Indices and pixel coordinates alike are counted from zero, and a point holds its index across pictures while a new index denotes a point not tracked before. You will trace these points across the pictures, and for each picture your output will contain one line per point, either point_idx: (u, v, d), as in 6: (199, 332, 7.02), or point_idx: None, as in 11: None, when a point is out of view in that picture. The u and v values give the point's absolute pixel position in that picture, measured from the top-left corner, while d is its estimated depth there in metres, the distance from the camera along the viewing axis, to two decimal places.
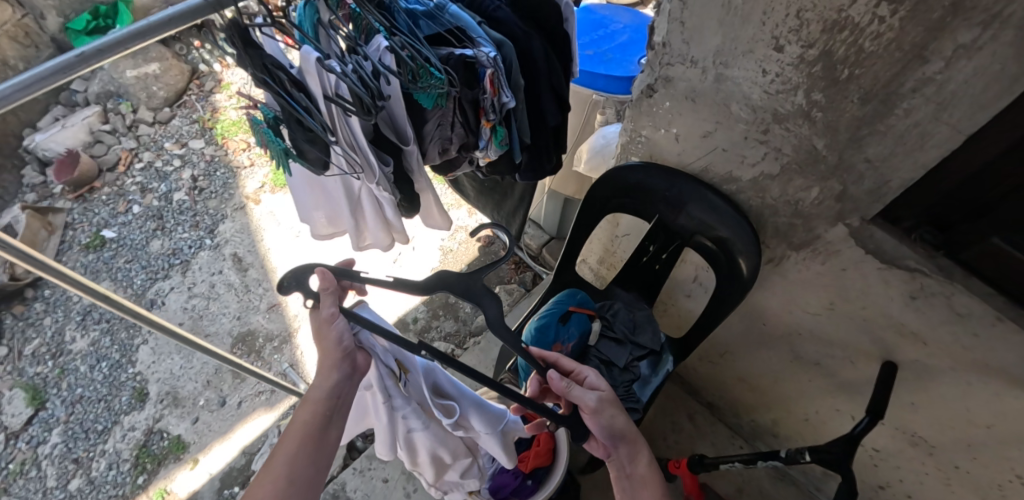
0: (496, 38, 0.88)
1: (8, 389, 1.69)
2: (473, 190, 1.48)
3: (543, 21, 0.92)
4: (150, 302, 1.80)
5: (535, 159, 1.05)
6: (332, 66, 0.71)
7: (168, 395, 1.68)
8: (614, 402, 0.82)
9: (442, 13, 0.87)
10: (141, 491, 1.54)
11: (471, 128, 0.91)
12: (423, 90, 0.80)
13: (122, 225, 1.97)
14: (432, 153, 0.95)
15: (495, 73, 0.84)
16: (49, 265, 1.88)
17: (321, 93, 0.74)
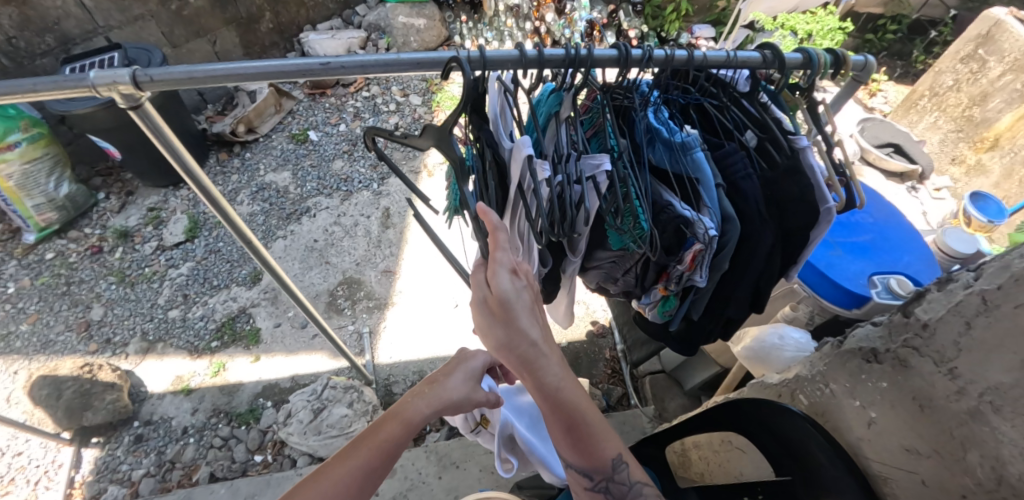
0: (726, 210, 0.74)
1: (179, 213, 2.09)
2: None
3: (786, 214, 0.78)
4: (305, 209, 2.01)
5: (690, 337, 0.93)
6: (540, 169, 0.66)
7: (270, 294, 1.89)
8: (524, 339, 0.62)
9: (683, 154, 0.76)
10: (209, 353, 1.77)
11: (643, 284, 0.85)
12: (615, 228, 0.74)
13: (326, 134, 2.22)
14: (592, 277, 0.92)
15: (702, 250, 0.73)
16: (261, 136, 2.20)
17: (515, 182, 0.71)
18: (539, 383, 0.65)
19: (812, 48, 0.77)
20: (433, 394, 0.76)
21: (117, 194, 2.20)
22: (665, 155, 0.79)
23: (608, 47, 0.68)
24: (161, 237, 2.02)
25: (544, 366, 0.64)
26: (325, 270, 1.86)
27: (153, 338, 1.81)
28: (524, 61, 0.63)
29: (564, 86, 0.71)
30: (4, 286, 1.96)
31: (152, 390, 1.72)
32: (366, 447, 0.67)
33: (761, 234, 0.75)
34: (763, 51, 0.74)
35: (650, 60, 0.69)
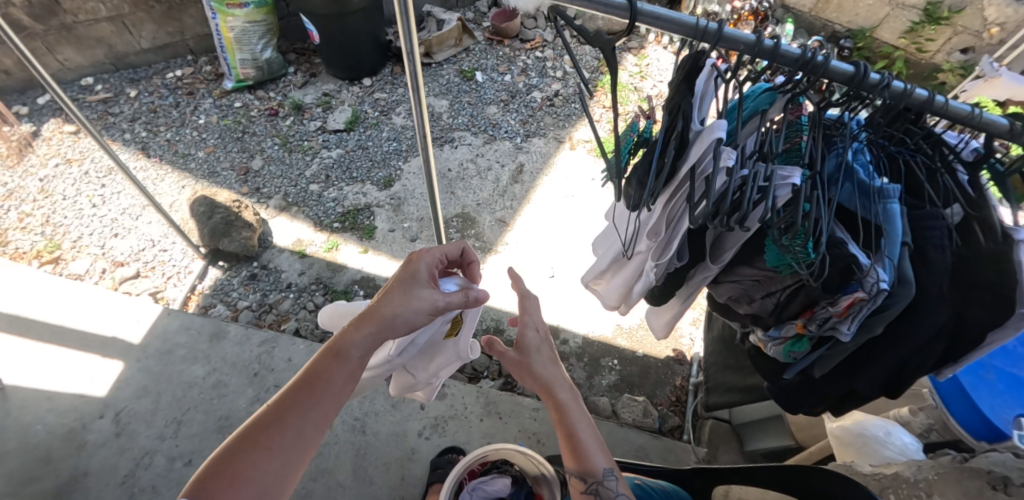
0: (905, 274, 0.69)
1: (346, 106, 2.31)
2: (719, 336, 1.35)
3: (971, 300, 0.71)
4: (447, 137, 2.16)
5: (802, 390, 0.90)
6: (723, 158, 0.68)
7: (392, 201, 2.05)
8: (555, 386, 0.88)
9: (877, 200, 0.72)
10: (330, 231, 1.97)
11: (781, 313, 0.84)
12: (779, 244, 0.72)
13: (491, 79, 2.37)
14: (725, 289, 0.93)
15: (863, 301, 0.70)
16: (434, 62, 2.37)
17: (692, 163, 0.73)
18: (570, 419, 0.88)
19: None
20: (380, 324, 0.77)
21: (303, 72, 2.48)
22: (854, 199, 0.75)
23: (844, 61, 0.65)
24: (325, 120, 2.27)
25: (569, 419, 0.88)
26: (449, 199, 2.00)
27: (290, 201, 2.06)
28: (757, 48, 0.63)
29: (785, 90, 0.71)
30: (199, 117, 2.32)
31: (277, 242, 1.96)
32: (319, 388, 0.73)
33: (933, 317, 0.71)
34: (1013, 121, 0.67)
35: (886, 89, 0.65)
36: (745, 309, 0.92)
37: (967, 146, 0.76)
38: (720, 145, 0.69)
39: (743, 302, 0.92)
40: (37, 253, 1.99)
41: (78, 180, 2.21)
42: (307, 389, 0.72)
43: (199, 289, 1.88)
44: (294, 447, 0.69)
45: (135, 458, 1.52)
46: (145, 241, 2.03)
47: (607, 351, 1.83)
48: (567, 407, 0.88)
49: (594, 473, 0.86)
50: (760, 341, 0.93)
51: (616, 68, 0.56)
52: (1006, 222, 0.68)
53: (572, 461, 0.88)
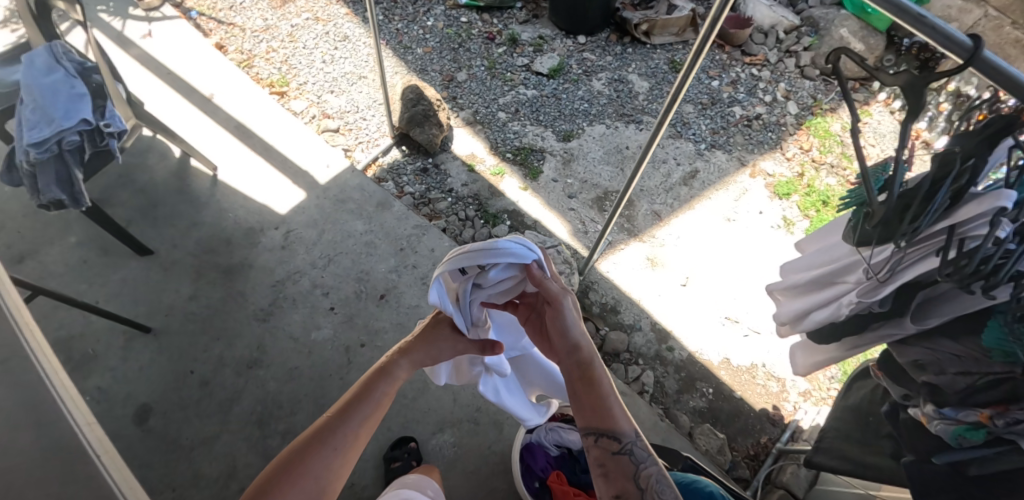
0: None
1: (555, 53, 2.39)
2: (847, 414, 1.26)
3: None
4: (637, 119, 2.24)
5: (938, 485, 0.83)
6: (993, 228, 0.61)
7: (564, 155, 2.11)
8: (581, 340, 0.88)
9: None
10: (503, 159, 2.05)
11: (967, 395, 0.78)
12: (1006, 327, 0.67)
13: (697, 79, 2.43)
14: (914, 349, 0.89)
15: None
16: (650, 43, 2.48)
17: (951, 221, 0.68)
18: (590, 373, 0.86)
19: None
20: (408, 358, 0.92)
21: (528, 11, 2.54)
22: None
23: None
24: (533, 61, 2.34)
25: (591, 371, 0.86)
26: (618, 174, 2.09)
27: (477, 118, 2.15)
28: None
29: None
30: (427, 19, 2.44)
31: (455, 150, 2.06)
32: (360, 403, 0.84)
33: None
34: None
35: None
36: (925, 379, 0.86)
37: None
38: (1001, 215, 0.62)
39: (930, 370, 0.85)
40: (270, 83, 2.19)
41: (318, 36, 2.39)
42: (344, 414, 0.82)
43: (379, 162, 1.99)
44: (345, 445, 0.80)
45: (288, 272, 1.71)
46: (355, 104, 2.15)
47: (706, 377, 1.79)
48: (590, 359, 0.86)
49: (621, 435, 0.81)
50: (921, 415, 0.89)
51: (917, 117, 0.54)
52: None
53: (594, 418, 0.83)
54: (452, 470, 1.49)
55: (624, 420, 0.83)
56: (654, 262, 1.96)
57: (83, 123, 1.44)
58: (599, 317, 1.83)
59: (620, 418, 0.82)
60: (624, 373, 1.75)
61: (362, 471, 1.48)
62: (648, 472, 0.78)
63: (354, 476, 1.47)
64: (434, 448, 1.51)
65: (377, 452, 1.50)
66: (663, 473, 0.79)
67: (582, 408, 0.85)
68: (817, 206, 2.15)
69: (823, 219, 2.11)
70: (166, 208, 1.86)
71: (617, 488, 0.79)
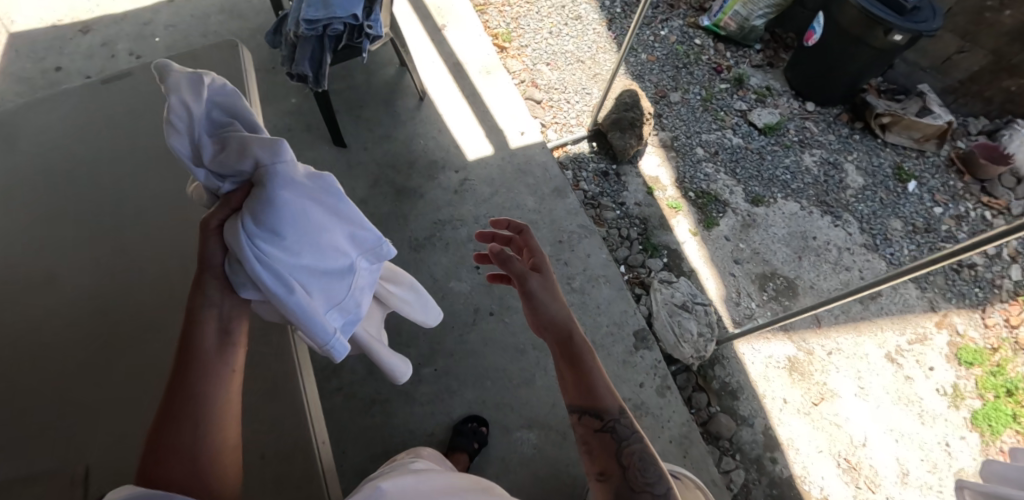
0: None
1: (778, 111, 2.22)
2: None
3: None
4: (836, 214, 2.03)
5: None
6: None
7: (746, 219, 1.96)
8: (560, 315, 0.83)
9: None
10: (682, 195, 1.97)
11: None
12: None
13: (920, 195, 2.13)
14: None
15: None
16: (881, 139, 2.23)
17: None
18: (571, 344, 0.82)
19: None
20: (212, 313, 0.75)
21: (764, 55, 2.38)
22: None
23: None
24: (751, 110, 2.19)
25: (573, 345, 0.82)
26: (795, 261, 1.92)
27: (674, 144, 2.07)
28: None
29: None
30: (662, 29, 2.36)
31: (640, 165, 2.00)
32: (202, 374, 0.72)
33: None
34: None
35: None
36: None
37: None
38: None
39: None
40: (495, 34, 2.22)
41: (554, 6, 2.36)
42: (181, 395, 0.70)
43: (566, 148, 1.98)
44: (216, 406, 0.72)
45: (452, 216, 1.74)
46: (564, 85, 2.13)
47: None
48: (573, 333, 0.82)
49: (604, 412, 0.79)
50: None
51: None
52: None
53: (578, 393, 0.80)
54: (524, 470, 1.47)
55: (607, 391, 0.80)
56: (794, 367, 1.80)
57: (351, 18, 1.53)
58: (716, 394, 1.72)
59: (605, 397, 0.79)
60: (718, 458, 1.65)
61: (445, 426, 1.51)
62: (632, 449, 0.76)
63: (438, 428, 1.51)
64: (517, 441, 1.50)
65: (464, 415, 1.52)
66: (646, 449, 0.77)
67: (564, 381, 0.82)
68: (1000, 390, 1.86)
69: (1003, 408, 1.82)
70: (369, 111, 1.96)
71: (600, 465, 0.77)
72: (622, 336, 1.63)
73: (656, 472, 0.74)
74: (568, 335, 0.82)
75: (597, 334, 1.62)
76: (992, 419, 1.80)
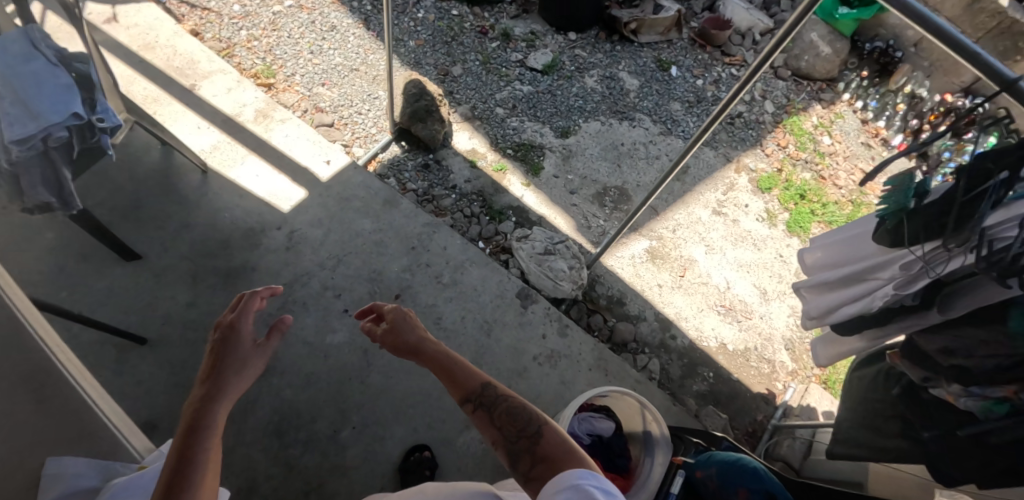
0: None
1: (549, 50, 2.42)
2: (858, 391, 1.38)
3: None
4: (630, 117, 2.29)
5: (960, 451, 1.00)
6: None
7: (563, 151, 2.14)
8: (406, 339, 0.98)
9: None
10: (502, 155, 2.10)
11: (991, 375, 0.90)
12: None
13: (683, 78, 2.48)
14: (938, 340, 1.02)
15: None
16: (637, 42, 2.53)
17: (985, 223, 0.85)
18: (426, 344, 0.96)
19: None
20: (222, 390, 0.75)
21: (517, 6, 2.55)
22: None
23: None
24: (526, 57, 2.37)
25: (427, 343, 0.96)
26: (614, 169, 2.13)
27: (475, 113, 2.20)
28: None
29: None
30: (418, 10, 2.45)
31: (455, 145, 2.12)
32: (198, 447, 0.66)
33: None
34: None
35: None
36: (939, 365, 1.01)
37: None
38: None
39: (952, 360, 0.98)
40: (256, 73, 2.20)
41: (304, 24, 2.41)
42: (183, 461, 0.63)
43: (378, 158, 2.05)
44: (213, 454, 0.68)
45: (298, 274, 1.72)
46: (349, 99, 2.22)
47: (709, 363, 1.88)
48: (422, 341, 0.96)
49: (471, 389, 0.86)
50: (946, 393, 1.01)
51: None
52: None
53: (452, 390, 0.88)
54: (479, 463, 1.53)
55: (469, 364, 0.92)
56: (653, 256, 2.03)
57: (73, 118, 1.10)
58: (608, 310, 1.88)
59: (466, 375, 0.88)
60: (634, 362, 1.80)
61: (389, 473, 1.48)
62: (502, 411, 0.81)
63: (383, 479, 1.46)
64: (463, 445, 1.54)
65: (402, 451, 1.50)
66: (514, 402, 0.83)
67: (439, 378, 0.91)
68: (795, 199, 2.29)
69: (802, 211, 2.27)
70: (149, 209, 1.74)
71: (488, 436, 0.80)
72: (507, 302, 1.72)
73: (522, 414, 0.80)
74: (404, 342, 0.97)
75: (488, 313, 1.70)
76: (797, 225, 2.23)
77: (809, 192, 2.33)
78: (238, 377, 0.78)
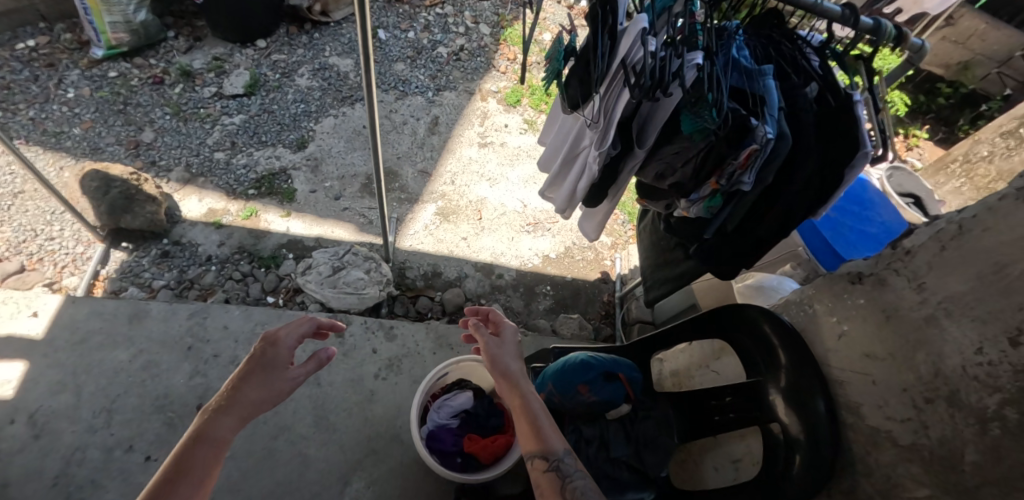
0: (782, 129, 0.85)
1: (243, 68, 2.17)
2: (648, 241, 1.45)
3: (831, 137, 0.88)
4: (360, 97, 2.16)
5: (720, 249, 1.05)
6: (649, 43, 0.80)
7: (310, 162, 1.98)
8: (512, 374, 0.97)
9: (758, 79, 0.89)
10: (245, 199, 1.88)
11: (698, 175, 0.93)
12: (693, 113, 0.84)
13: (394, 37, 2.36)
14: (652, 169, 0.99)
15: (758, 151, 0.83)
16: (333, 22, 2.35)
17: (622, 54, 0.84)
18: (514, 385, 0.96)
19: (883, 19, 0.86)
20: (236, 405, 0.82)
21: (186, 37, 2.23)
22: (740, 78, 0.91)
23: None
24: (221, 86, 2.10)
25: (515, 375, 0.97)
26: (368, 155, 2.03)
27: (195, 171, 1.90)
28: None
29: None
30: (66, 90, 2.01)
31: (186, 215, 1.82)
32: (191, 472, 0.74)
33: (808, 159, 0.87)
34: (845, 7, 0.83)
35: None
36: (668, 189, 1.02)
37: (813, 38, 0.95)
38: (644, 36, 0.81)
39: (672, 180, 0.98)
40: None
41: None
42: (180, 472, 0.73)
43: (102, 274, 1.70)
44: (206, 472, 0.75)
45: (63, 459, 1.34)
46: (29, 229, 1.78)
47: (541, 279, 1.93)
48: (512, 372, 0.98)
49: (550, 450, 0.87)
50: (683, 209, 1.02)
51: None
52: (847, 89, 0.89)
53: (530, 442, 0.89)
54: None
55: (551, 419, 0.92)
56: (446, 217, 1.97)
57: None
58: (430, 288, 1.81)
59: (551, 437, 0.88)
60: None
61: None
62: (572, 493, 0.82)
63: None
64: None
65: None
66: (588, 485, 0.84)
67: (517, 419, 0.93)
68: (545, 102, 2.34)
69: None
70: None
71: None
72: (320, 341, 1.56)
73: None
74: (501, 366, 0.98)
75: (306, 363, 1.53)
76: None
77: None
78: (264, 399, 0.85)
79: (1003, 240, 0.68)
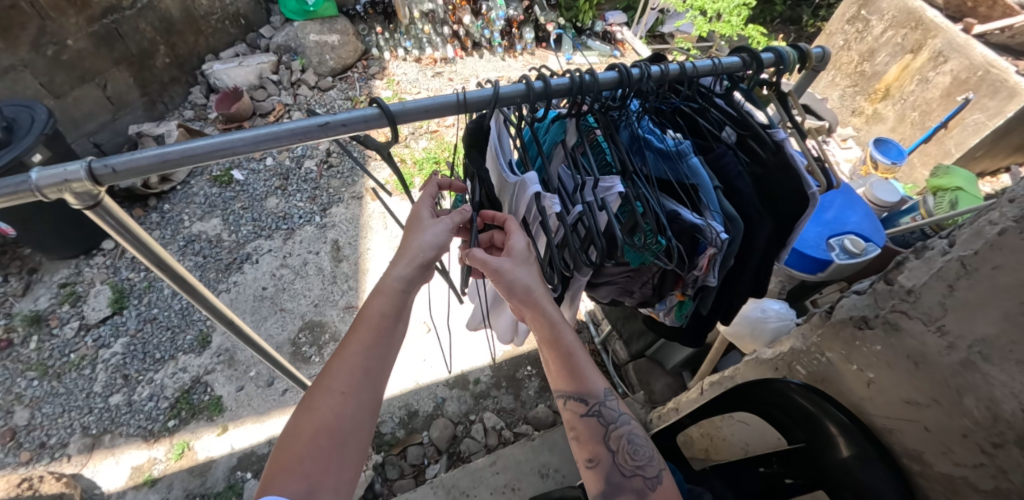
0: (728, 210, 0.72)
1: (100, 283, 1.87)
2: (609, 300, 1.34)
3: (774, 198, 0.76)
4: (246, 256, 1.90)
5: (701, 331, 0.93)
6: (551, 205, 0.63)
7: (225, 356, 1.74)
8: (538, 300, 0.68)
9: (680, 162, 0.74)
10: (167, 435, 1.58)
11: (660, 291, 0.86)
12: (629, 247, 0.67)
13: (252, 172, 2.14)
14: (607, 293, 0.91)
15: (716, 254, 0.71)
16: (177, 183, 2.05)
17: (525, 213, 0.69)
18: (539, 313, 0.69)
19: (782, 46, 0.74)
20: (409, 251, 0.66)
21: (18, 275, 1.89)
22: (660, 164, 0.77)
23: (606, 70, 0.65)
24: (84, 315, 1.78)
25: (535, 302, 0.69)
26: (282, 318, 1.76)
27: (96, 431, 1.58)
28: (532, 95, 0.60)
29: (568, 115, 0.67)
30: None
31: (107, 490, 1.48)
32: (360, 337, 0.63)
33: (762, 226, 0.75)
34: (741, 54, 0.72)
35: (648, 78, 0.66)
36: (634, 304, 0.92)
37: (713, 82, 0.82)
38: (540, 195, 0.64)
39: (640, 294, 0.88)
40: None
41: None
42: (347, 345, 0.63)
43: None
44: (373, 353, 0.63)
45: None
46: None
47: (519, 362, 1.78)
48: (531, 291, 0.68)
49: (588, 396, 0.73)
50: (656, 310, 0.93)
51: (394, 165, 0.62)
52: (767, 129, 0.76)
53: (565, 384, 0.73)
54: None
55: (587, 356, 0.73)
56: None
57: None
58: (415, 433, 1.61)
59: (591, 378, 0.72)
60: (476, 440, 1.59)
61: None
62: (627, 444, 0.73)
63: None
64: None
65: None
66: (633, 427, 0.74)
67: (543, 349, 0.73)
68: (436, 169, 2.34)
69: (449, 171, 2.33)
70: None
71: (586, 452, 0.75)
72: None
73: (644, 448, 0.72)
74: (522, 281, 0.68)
75: None
76: None
77: (440, 152, 2.42)
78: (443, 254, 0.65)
79: (1018, 280, 0.61)
